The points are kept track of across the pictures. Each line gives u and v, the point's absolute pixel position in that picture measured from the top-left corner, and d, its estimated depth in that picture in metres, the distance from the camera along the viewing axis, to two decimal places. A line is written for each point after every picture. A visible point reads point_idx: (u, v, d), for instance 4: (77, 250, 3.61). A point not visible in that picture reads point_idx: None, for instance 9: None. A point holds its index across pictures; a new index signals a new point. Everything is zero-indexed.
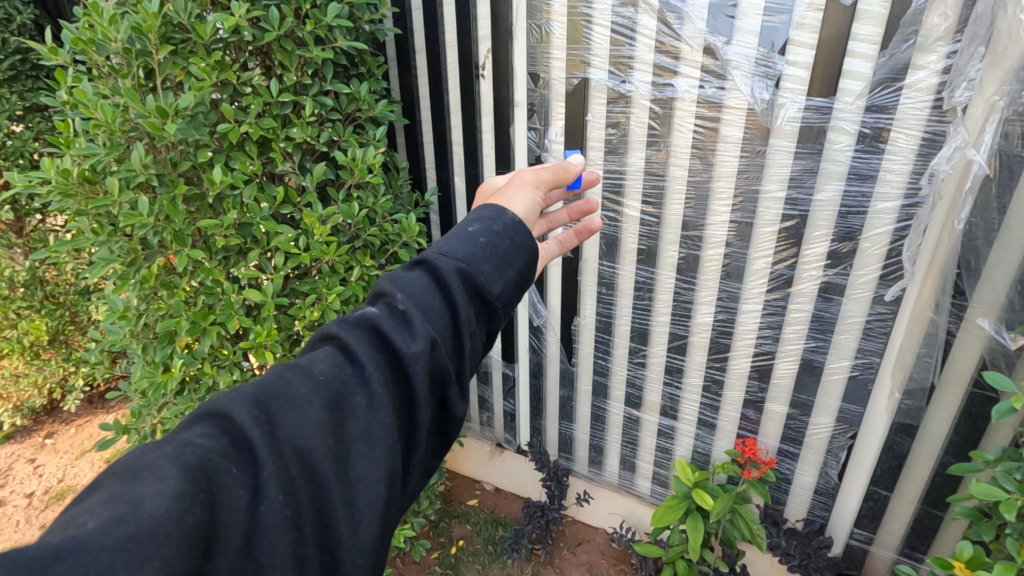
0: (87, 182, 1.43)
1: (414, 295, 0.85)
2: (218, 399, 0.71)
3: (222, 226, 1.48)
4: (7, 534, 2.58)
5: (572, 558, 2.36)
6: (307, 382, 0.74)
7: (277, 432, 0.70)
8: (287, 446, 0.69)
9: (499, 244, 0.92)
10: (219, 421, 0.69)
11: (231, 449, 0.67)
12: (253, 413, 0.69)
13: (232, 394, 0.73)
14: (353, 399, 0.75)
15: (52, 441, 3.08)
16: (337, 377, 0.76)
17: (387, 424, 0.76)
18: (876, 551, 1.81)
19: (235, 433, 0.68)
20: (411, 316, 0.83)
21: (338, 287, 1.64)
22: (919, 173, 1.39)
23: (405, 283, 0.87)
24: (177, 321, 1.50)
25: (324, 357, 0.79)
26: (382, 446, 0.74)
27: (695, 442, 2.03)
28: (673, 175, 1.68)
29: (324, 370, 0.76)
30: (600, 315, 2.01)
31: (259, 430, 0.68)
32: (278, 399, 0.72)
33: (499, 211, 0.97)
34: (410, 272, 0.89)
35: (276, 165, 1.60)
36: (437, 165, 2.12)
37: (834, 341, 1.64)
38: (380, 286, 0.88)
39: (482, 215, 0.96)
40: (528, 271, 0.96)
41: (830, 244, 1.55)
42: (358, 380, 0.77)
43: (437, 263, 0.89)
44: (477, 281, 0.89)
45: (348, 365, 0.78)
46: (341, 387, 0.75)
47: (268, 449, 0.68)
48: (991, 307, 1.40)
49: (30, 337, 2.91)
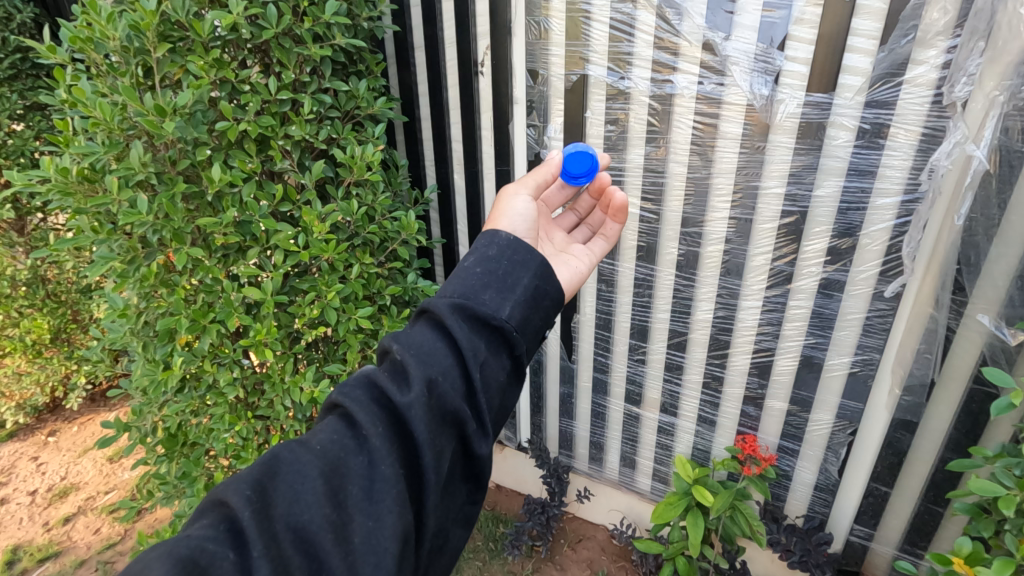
0: (87, 181, 1.44)
1: (411, 346, 0.87)
2: (220, 488, 0.74)
3: (221, 224, 1.48)
4: (11, 532, 2.59)
5: (572, 555, 2.36)
6: (306, 454, 0.76)
7: (272, 511, 0.71)
8: (281, 523, 0.70)
9: (496, 268, 0.96)
10: (220, 509, 0.72)
11: (227, 535, 0.69)
12: (247, 494, 0.71)
13: (234, 478, 0.75)
14: (351, 461, 0.76)
15: (55, 439, 3.09)
16: (334, 444, 0.77)
17: (389, 477, 0.76)
18: (876, 548, 1.81)
19: (230, 518, 0.70)
20: (408, 366, 0.84)
21: (338, 285, 1.64)
22: (919, 169, 1.39)
23: (405, 336, 0.89)
24: (177, 319, 1.50)
25: (325, 426, 0.81)
26: (385, 501, 0.74)
27: (695, 439, 2.03)
28: (673, 171, 1.68)
29: (322, 440, 0.78)
30: (600, 312, 2.01)
31: (249, 508, 0.70)
32: (276, 478, 0.74)
33: (491, 236, 1.02)
34: (411, 326, 0.91)
35: (276, 163, 1.60)
36: (436, 162, 2.12)
37: (834, 337, 1.64)
38: (383, 344, 0.91)
39: (477, 246, 1.01)
40: (533, 287, 0.96)
41: (830, 240, 1.54)
42: (357, 443, 0.78)
43: (433, 308, 0.91)
44: (475, 309, 0.90)
45: (347, 429, 0.80)
46: (338, 453, 0.77)
47: (261, 530, 0.69)
48: (991, 302, 1.40)
49: (32, 336, 2.93)
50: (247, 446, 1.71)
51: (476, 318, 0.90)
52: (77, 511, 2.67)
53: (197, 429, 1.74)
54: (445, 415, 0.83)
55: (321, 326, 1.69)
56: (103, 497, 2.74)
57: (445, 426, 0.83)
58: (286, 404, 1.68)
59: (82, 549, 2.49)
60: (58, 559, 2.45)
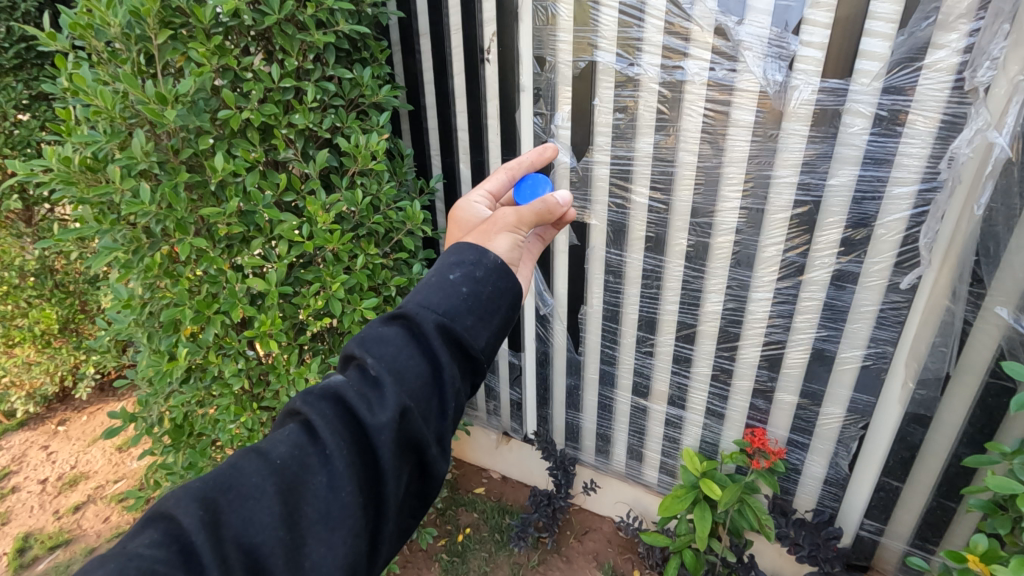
0: (89, 170, 1.41)
1: (385, 359, 0.85)
2: (167, 501, 0.72)
3: (225, 214, 1.46)
4: (22, 519, 2.62)
5: (578, 547, 2.37)
6: (264, 468, 0.75)
7: (222, 530, 0.70)
8: (233, 544, 0.69)
9: (482, 291, 0.93)
10: (167, 525, 0.70)
11: (178, 557, 0.67)
12: (198, 514, 0.70)
13: (181, 490, 0.73)
14: (309, 480, 0.75)
15: (65, 429, 3.14)
16: (294, 460, 0.76)
17: (348, 503, 0.75)
18: (886, 543, 1.79)
19: (181, 538, 0.68)
20: (381, 384, 0.82)
21: (342, 276, 1.62)
22: (939, 157, 1.35)
23: (377, 345, 0.86)
24: (181, 310, 1.48)
25: (286, 436, 0.79)
26: (341, 528, 0.74)
27: (703, 432, 2.01)
28: (683, 160, 1.65)
29: (282, 453, 0.77)
30: (607, 303, 1.99)
31: (203, 531, 0.68)
32: (229, 493, 0.73)
33: (479, 254, 0.97)
34: (386, 331, 0.89)
35: (279, 153, 1.59)
36: (442, 152, 2.09)
37: (846, 329, 1.61)
38: (349, 350, 0.88)
39: (462, 260, 0.96)
40: (509, 318, 0.96)
41: (843, 231, 1.51)
42: (320, 459, 0.77)
43: (415, 320, 0.88)
44: (458, 333, 0.89)
45: (309, 442, 0.78)
46: (297, 470, 0.76)
47: (213, 553, 0.68)
48: (1010, 295, 1.36)
49: (41, 326, 2.95)
50: (253, 436, 1.71)
51: (454, 342, 0.89)
52: (87, 499, 2.70)
53: (203, 420, 1.73)
54: (409, 440, 0.82)
55: (325, 317, 1.67)
56: (112, 486, 2.76)
57: (406, 451, 0.83)
58: (292, 394, 1.66)
59: (92, 537, 2.51)
60: (68, 547, 2.47)
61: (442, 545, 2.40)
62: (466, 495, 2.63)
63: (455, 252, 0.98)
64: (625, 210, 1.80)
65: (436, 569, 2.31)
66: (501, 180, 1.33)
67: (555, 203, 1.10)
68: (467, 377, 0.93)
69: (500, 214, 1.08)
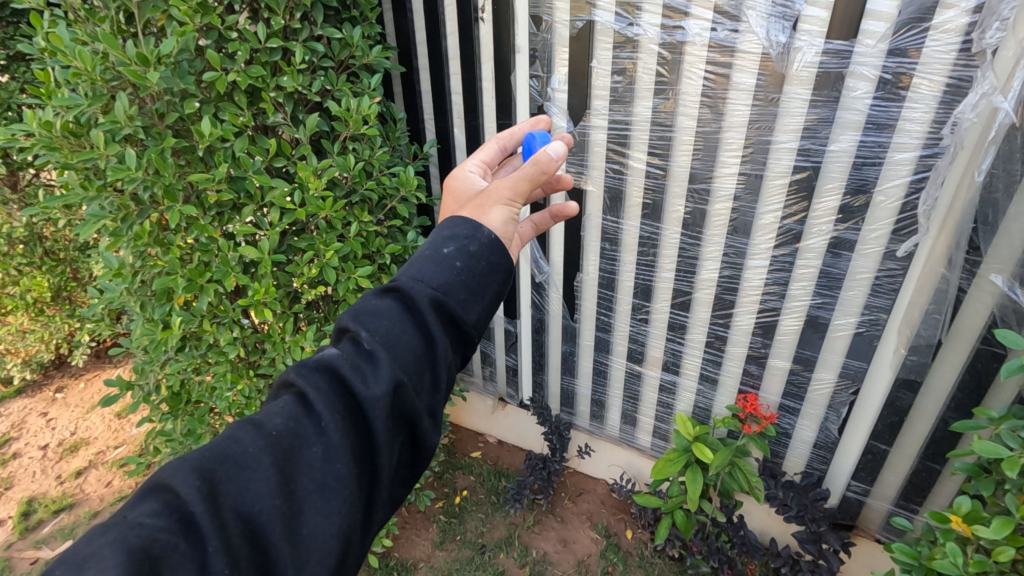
0: (71, 136, 1.36)
1: (379, 331, 0.84)
2: (166, 472, 0.73)
3: (214, 180, 1.42)
4: (25, 484, 2.66)
5: (573, 508, 2.44)
6: (260, 438, 0.75)
7: (220, 500, 0.71)
8: (231, 513, 0.70)
9: (476, 265, 0.92)
10: (166, 495, 0.70)
11: (178, 525, 0.68)
12: (195, 485, 0.70)
13: (178, 462, 0.73)
14: (305, 451, 0.76)
15: (63, 396, 3.16)
16: (289, 431, 0.77)
17: (343, 474, 0.76)
18: (871, 503, 1.85)
19: (180, 508, 0.69)
20: (375, 356, 0.82)
21: (336, 244, 1.60)
22: (942, 122, 1.32)
23: (370, 317, 0.86)
24: (173, 279, 1.46)
25: (280, 408, 0.79)
26: (336, 499, 0.75)
27: (696, 397, 2.04)
28: (682, 125, 1.61)
29: (277, 425, 0.77)
30: (603, 271, 1.99)
31: (202, 501, 0.69)
32: (226, 465, 0.73)
33: (474, 228, 0.95)
34: (379, 303, 0.88)
35: (268, 117, 1.55)
36: (435, 116, 2.04)
37: (840, 297, 1.61)
38: (342, 322, 0.88)
39: (456, 233, 0.94)
40: (501, 292, 0.95)
41: (841, 198, 1.49)
42: (315, 431, 0.77)
43: (410, 292, 0.88)
44: (452, 307, 0.88)
45: (304, 414, 0.79)
46: (292, 441, 0.76)
47: (212, 522, 0.68)
48: (1006, 263, 1.36)
49: (33, 294, 2.93)
50: (251, 404, 1.72)
51: (447, 315, 0.89)
52: (89, 464, 2.74)
53: (201, 388, 1.74)
54: (402, 414, 0.83)
55: (320, 286, 1.66)
56: (113, 451, 2.80)
57: (398, 423, 0.83)
58: (288, 363, 1.67)
59: (95, 501, 2.55)
60: (72, 511, 2.51)
61: (439, 507, 2.45)
62: (462, 458, 2.68)
63: (449, 225, 0.96)
64: (622, 176, 1.78)
65: (435, 530, 2.37)
66: (493, 150, 1.32)
67: (547, 160, 1.03)
68: (458, 350, 0.93)
69: (494, 184, 1.05)
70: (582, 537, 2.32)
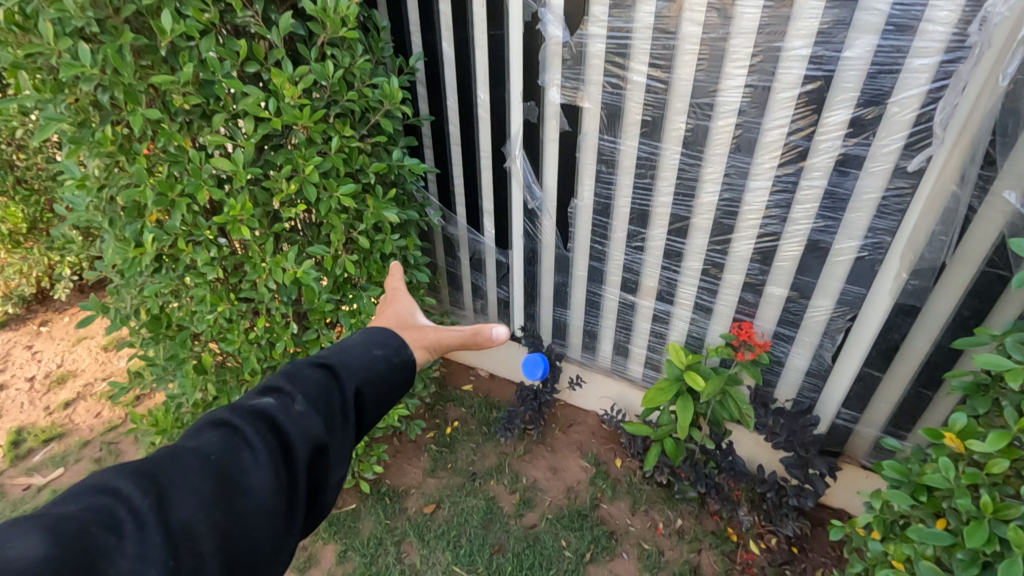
0: (17, 29, 1.23)
1: (301, 382, 0.84)
2: (88, 484, 0.68)
3: (179, 83, 1.31)
4: (13, 415, 2.64)
5: (563, 437, 2.46)
6: (189, 450, 0.73)
7: (159, 499, 0.67)
8: (166, 515, 0.66)
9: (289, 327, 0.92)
10: (94, 499, 0.65)
11: (108, 520, 0.63)
12: (127, 485, 0.67)
13: (108, 474, 0.69)
14: (237, 451, 0.74)
15: (47, 329, 3.11)
16: (218, 440, 0.74)
17: (275, 470, 0.74)
18: (860, 430, 1.86)
19: (111, 504, 0.65)
20: (286, 383, 0.83)
21: (316, 159, 1.51)
22: (969, 21, 1.22)
23: (298, 377, 0.84)
24: (142, 191, 1.37)
25: (208, 431, 0.77)
26: (269, 493, 0.72)
27: (690, 327, 2.01)
28: (687, 31, 1.50)
29: (205, 440, 0.75)
30: (598, 196, 1.91)
31: (136, 496, 0.66)
32: (159, 469, 0.70)
33: (375, 335, 0.96)
34: (310, 371, 0.86)
35: (236, 15, 1.41)
36: (421, 26, 1.90)
37: (844, 219, 1.55)
38: (267, 383, 0.83)
39: (354, 344, 0.93)
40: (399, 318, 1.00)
41: (853, 110, 1.40)
42: (245, 436, 0.75)
43: (314, 365, 0.88)
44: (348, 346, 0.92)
45: (229, 428, 0.77)
46: (222, 443, 0.74)
47: (153, 518, 0.65)
48: (1021, 179, 1.30)
49: (7, 226, 2.84)
50: (233, 327, 1.67)
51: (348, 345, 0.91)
52: (77, 395, 2.72)
53: (181, 312, 1.68)
54: (324, 420, 0.81)
55: (301, 204, 1.58)
56: (101, 383, 2.78)
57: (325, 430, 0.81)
58: (271, 286, 1.61)
59: (85, 431, 2.54)
60: (63, 440, 2.51)
61: (431, 437, 2.47)
62: (453, 391, 2.68)
63: (372, 333, 0.97)
64: (621, 91, 1.67)
65: (426, 458, 2.38)
66: None
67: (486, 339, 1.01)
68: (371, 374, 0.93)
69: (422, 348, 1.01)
70: (571, 466, 2.34)
